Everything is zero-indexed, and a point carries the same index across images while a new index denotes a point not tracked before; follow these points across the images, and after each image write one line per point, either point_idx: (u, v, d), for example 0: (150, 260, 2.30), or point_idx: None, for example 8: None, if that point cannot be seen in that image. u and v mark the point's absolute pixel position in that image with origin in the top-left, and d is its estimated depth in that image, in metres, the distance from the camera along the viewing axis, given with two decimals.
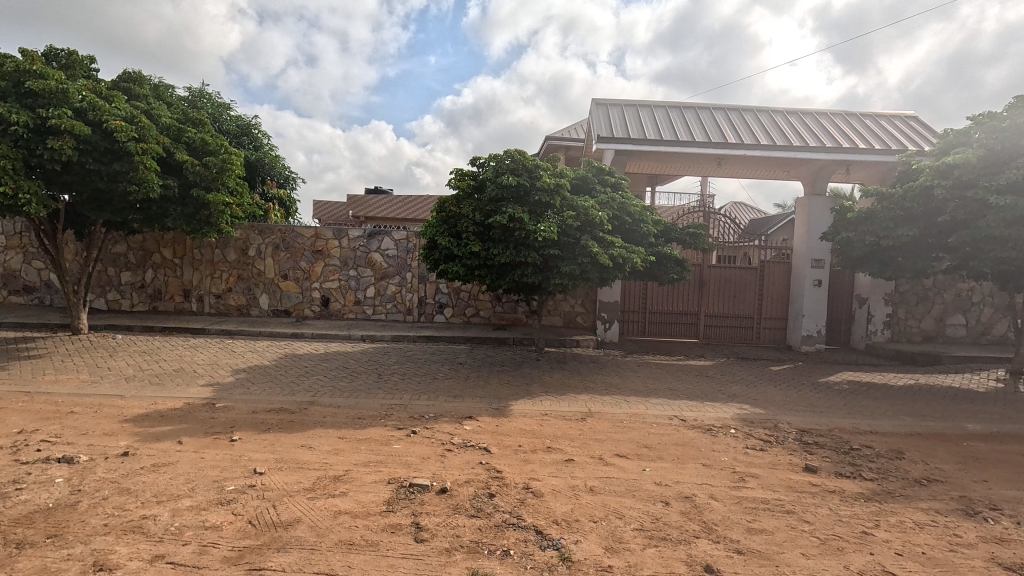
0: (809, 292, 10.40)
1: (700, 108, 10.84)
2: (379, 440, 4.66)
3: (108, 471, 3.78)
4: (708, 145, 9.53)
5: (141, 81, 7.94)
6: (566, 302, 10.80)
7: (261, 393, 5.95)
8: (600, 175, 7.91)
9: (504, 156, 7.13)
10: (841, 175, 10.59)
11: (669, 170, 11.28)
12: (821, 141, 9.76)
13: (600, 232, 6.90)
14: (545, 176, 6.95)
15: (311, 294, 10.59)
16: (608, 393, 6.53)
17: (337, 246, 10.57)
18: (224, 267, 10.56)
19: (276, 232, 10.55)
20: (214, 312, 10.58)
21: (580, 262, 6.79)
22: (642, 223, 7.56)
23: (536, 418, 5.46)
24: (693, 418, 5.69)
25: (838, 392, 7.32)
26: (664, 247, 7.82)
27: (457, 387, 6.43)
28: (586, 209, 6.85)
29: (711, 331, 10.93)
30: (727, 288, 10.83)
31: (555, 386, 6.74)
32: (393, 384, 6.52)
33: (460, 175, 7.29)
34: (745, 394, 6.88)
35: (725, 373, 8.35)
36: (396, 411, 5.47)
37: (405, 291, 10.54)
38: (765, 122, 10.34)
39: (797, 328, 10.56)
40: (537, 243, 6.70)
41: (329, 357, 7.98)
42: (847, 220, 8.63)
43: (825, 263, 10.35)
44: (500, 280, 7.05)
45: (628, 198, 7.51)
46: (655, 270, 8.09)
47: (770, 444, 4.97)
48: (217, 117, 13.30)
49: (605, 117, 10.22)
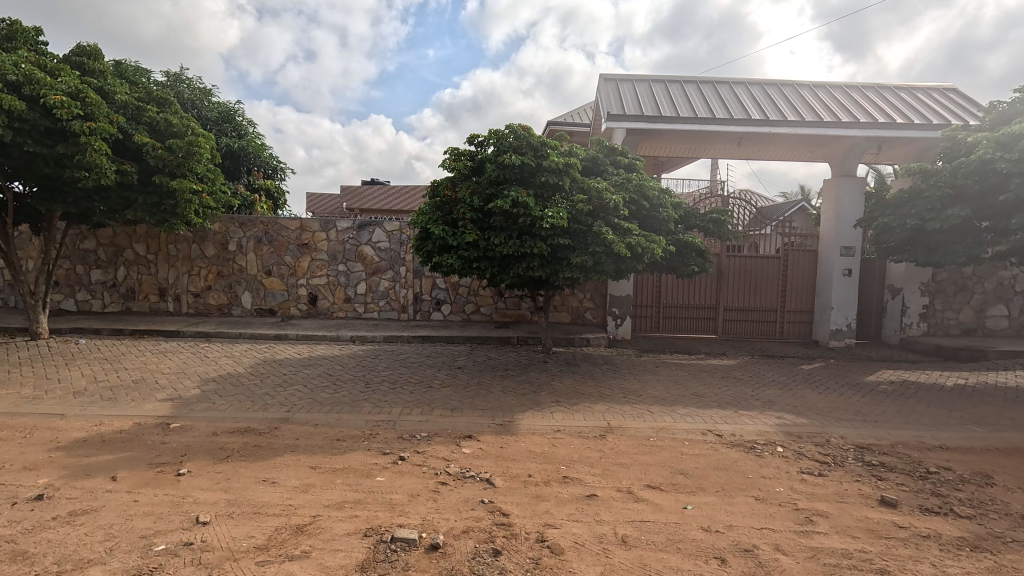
0: (838, 282, 9.57)
1: (719, 82, 9.90)
2: (359, 471, 3.85)
3: (7, 525, 2.96)
4: (730, 122, 8.65)
5: (96, 57, 7.10)
6: (574, 297, 9.95)
7: (228, 410, 5.12)
8: (613, 156, 7.07)
9: (506, 132, 6.24)
10: (872, 154, 9.71)
11: (684, 152, 10.36)
12: (853, 116, 8.85)
13: (615, 218, 6.08)
14: (552, 155, 6.09)
15: (298, 292, 9.78)
16: (628, 401, 5.71)
17: (324, 239, 9.74)
18: (203, 264, 9.73)
19: (259, 225, 9.70)
20: (193, 312, 9.77)
21: (593, 253, 5.96)
22: (663, 208, 6.72)
23: (547, 437, 4.64)
24: (731, 433, 4.87)
25: (886, 395, 6.48)
26: (685, 235, 7.01)
27: (455, 398, 5.60)
28: (599, 192, 6.03)
29: (730, 326, 10.11)
30: (748, 279, 10.01)
31: (567, 395, 5.91)
32: (382, 394, 5.70)
33: (455, 154, 6.37)
34: (782, 399, 6.04)
35: (753, 373, 7.53)
36: (383, 431, 4.65)
37: (399, 287, 9.71)
38: (790, 96, 9.43)
39: (825, 321, 9.75)
40: (544, 232, 5.86)
41: (313, 361, 7.17)
42: (888, 202, 7.74)
43: (856, 251, 9.52)
44: (503, 274, 6.20)
45: (646, 179, 6.66)
46: (675, 261, 7.23)
47: (828, 467, 4.15)
48: (196, 104, 12.46)
49: (614, 93, 9.34)
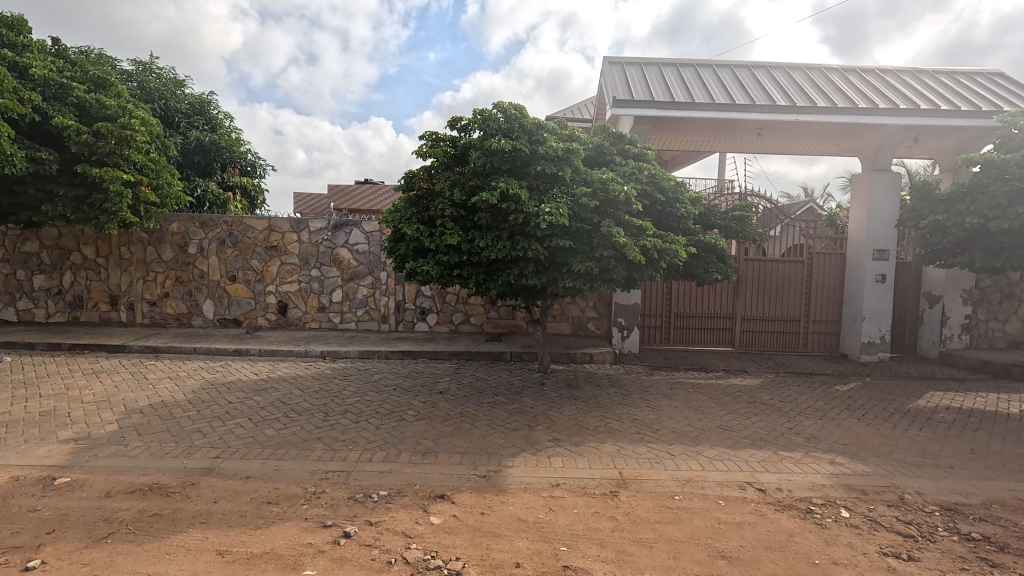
0: (870, 289, 8.55)
1: (737, 65, 8.86)
2: (283, 560, 2.79)
3: None
4: (753, 108, 7.62)
5: (21, 28, 6.13)
6: (575, 306, 8.90)
7: (141, 454, 4.07)
8: (620, 144, 6.05)
9: (494, 112, 5.20)
10: (908, 146, 8.70)
11: (697, 144, 9.33)
12: (891, 102, 7.81)
13: (626, 215, 5.06)
14: (550, 140, 5.07)
15: (266, 300, 8.74)
16: (643, 440, 4.65)
17: (295, 241, 8.70)
18: (159, 268, 8.69)
19: (222, 225, 8.68)
20: (148, 322, 8.72)
21: (599, 256, 4.93)
22: (680, 204, 5.69)
23: (542, 497, 3.58)
24: (777, 487, 3.83)
25: (946, 426, 5.45)
26: (706, 236, 5.98)
27: (430, 437, 4.55)
28: (608, 183, 5.00)
29: (748, 337, 9.11)
30: (768, 286, 9.02)
31: (568, 431, 4.85)
32: (341, 431, 4.65)
33: (433, 140, 5.32)
34: (827, 435, 5.00)
35: (784, 397, 6.48)
36: (332, 488, 3.62)
37: (379, 295, 8.68)
38: (817, 80, 8.40)
39: (854, 333, 8.74)
40: (540, 231, 4.83)
41: (270, 384, 6.12)
42: (941, 198, 6.70)
43: (890, 254, 8.52)
44: (491, 284, 5.16)
45: (660, 170, 5.66)
46: (694, 267, 6.20)
47: (917, 545, 3.10)
48: (164, 94, 11.47)
49: (621, 77, 8.32)
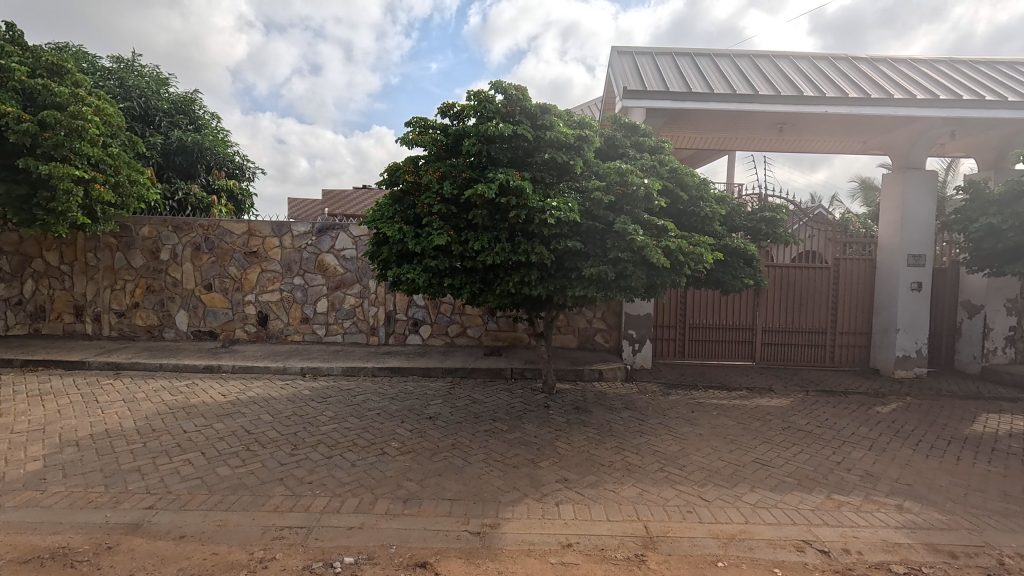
0: (905, 298, 7.80)
1: (757, 55, 8.16)
2: None
3: None
4: (778, 99, 6.91)
5: None
6: (582, 317, 8.16)
7: (58, 503, 3.32)
8: (634, 136, 5.34)
9: (492, 94, 4.50)
10: (943, 142, 8.00)
11: (712, 139, 8.62)
12: (930, 92, 7.09)
13: (644, 212, 4.35)
14: (556, 126, 4.38)
15: (244, 311, 8.02)
16: (669, 481, 3.89)
17: (277, 246, 8.00)
18: (128, 276, 7.98)
19: (197, 229, 7.98)
20: (116, 335, 7.99)
21: (614, 260, 4.22)
22: (704, 202, 4.97)
23: (550, 565, 2.81)
24: (844, 548, 3.06)
25: (1017, 460, 4.67)
26: (734, 239, 5.24)
27: (414, 478, 3.79)
28: (624, 176, 4.30)
29: (769, 350, 8.37)
30: (791, 294, 8.29)
31: (578, 468, 4.10)
32: (309, 470, 3.89)
33: (421, 127, 4.60)
34: (885, 473, 4.23)
35: (820, 420, 5.72)
36: (285, 552, 2.87)
37: (367, 304, 7.96)
38: (846, 70, 7.69)
39: (887, 346, 7.99)
40: (544, 231, 4.13)
41: (237, 407, 5.37)
42: (996, 196, 5.96)
43: (926, 260, 7.78)
44: (487, 293, 4.44)
45: (682, 164, 4.97)
46: (718, 274, 5.46)
47: None
48: (145, 93, 10.85)
49: (631, 67, 7.65)
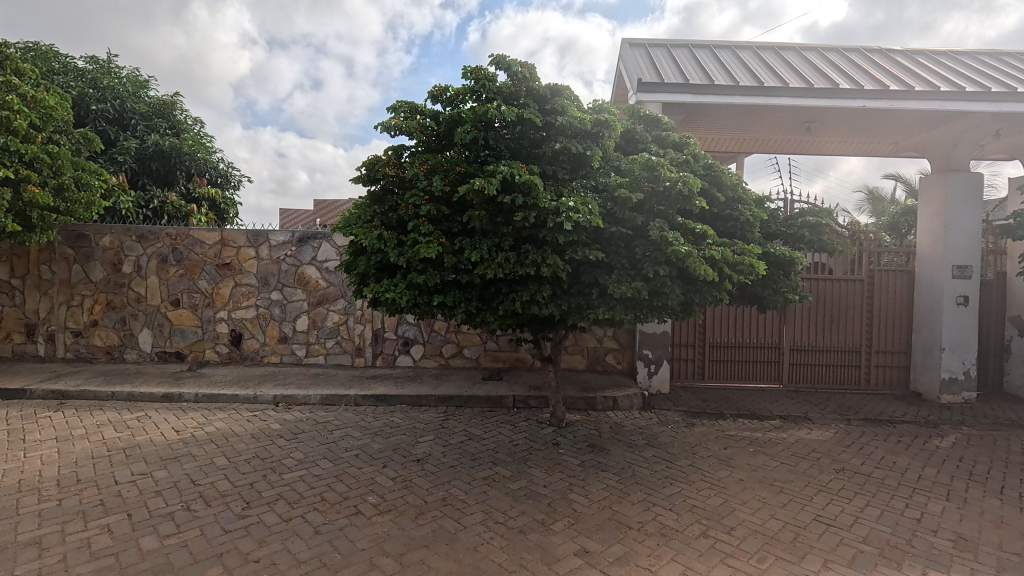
0: (950, 314, 7.00)
1: (782, 47, 7.46)
2: None
3: None
4: (811, 92, 6.17)
5: None
6: (591, 336, 7.35)
7: None
8: (657, 129, 4.58)
9: (492, 74, 3.74)
10: (987, 142, 7.28)
11: (732, 138, 7.89)
12: (980, 84, 6.35)
13: (677, 214, 3.57)
14: (569, 109, 3.61)
15: (216, 329, 7.20)
16: (720, 555, 3.04)
17: (253, 257, 7.21)
18: (87, 291, 7.17)
19: (164, 238, 7.18)
20: (72, 356, 7.16)
21: (643, 271, 3.44)
22: (742, 204, 4.20)
23: None
24: None
25: None
26: (776, 248, 4.45)
27: (392, 553, 2.95)
28: (653, 170, 3.53)
29: (799, 372, 7.56)
30: (822, 310, 7.49)
31: (601, 533, 3.25)
32: (259, 541, 3.04)
33: (407, 112, 3.82)
34: (983, 536, 3.40)
35: (876, 458, 4.88)
36: None
37: (352, 322, 7.15)
38: (881, 62, 6.98)
39: (930, 367, 7.19)
40: (557, 236, 3.35)
41: (188, 447, 4.51)
42: None
43: (973, 271, 7.00)
44: (486, 313, 3.64)
45: (717, 160, 4.21)
46: (756, 288, 4.66)
47: None
48: (121, 94, 10.15)
49: (644, 60, 6.92)
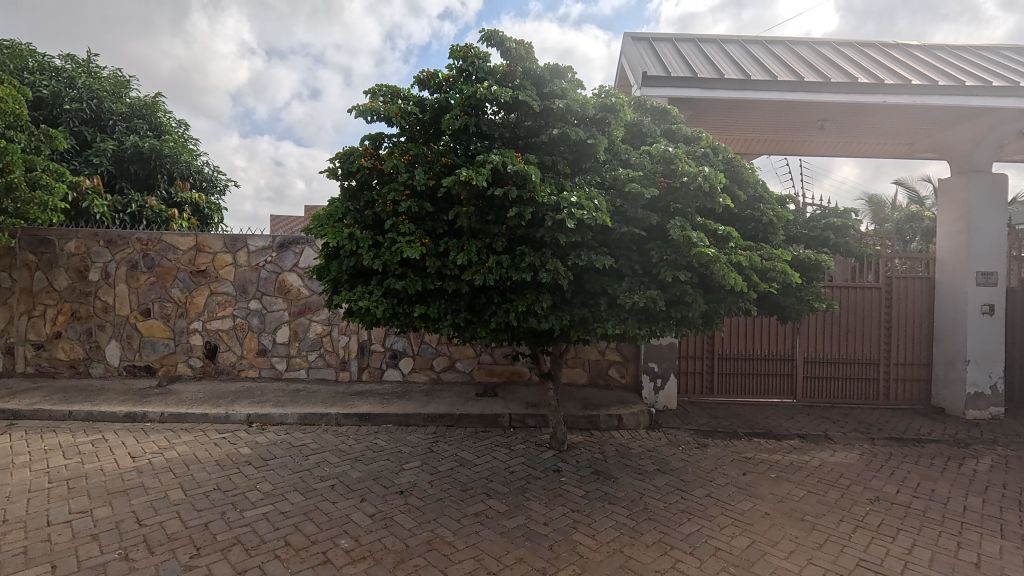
0: (975, 324, 6.56)
1: (792, 42, 7.08)
2: None
3: None
4: (828, 87, 5.77)
5: None
6: (592, 348, 6.87)
7: None
8: (666, 122, 4.14)
9: (484, 53, 3.29)
10: (1011, 142, 6.89)
11: (740, 138, 7.48)
12: (1007, 79, 5.95)
13: (694, 211, 3.11)
14: (571, 93, 3.17)
15: (189, 341, 6.69)
16: None
17: (230, 264, 6.72)
18: (50, 300, 6.66)
19: (134, 243, 6.68)
20: (32, 371, 6.63)
21: (657, 278, 2.97)
22: (764, 203, 3.75)
23: None
24: None
25: None
26: (801, 252, 4.00)
27: None
28: (667, 161, 3.08)
29: (813, 386, 7.10)
30: (838, 319, 7.04)
31: None
32: None
33: (388, 97, 3.37)
34: None
35: (911, 485, 4.41)
36: None
37: (336, 334, 6.65)
38: (898, 57, 6.59)
39: (954, 381, 6.74)
40: (558, 237, 2.88)
41: (142, 477, 4.00)
42: None
43: (998, 277, 6.56)
44: (476, 326, 3.17)
45: (738, 155, 3.77)
46: (778, 297, 4.21)
47: None
48: (98, 94, 9.68)
49: (648, 54, 6.51)
